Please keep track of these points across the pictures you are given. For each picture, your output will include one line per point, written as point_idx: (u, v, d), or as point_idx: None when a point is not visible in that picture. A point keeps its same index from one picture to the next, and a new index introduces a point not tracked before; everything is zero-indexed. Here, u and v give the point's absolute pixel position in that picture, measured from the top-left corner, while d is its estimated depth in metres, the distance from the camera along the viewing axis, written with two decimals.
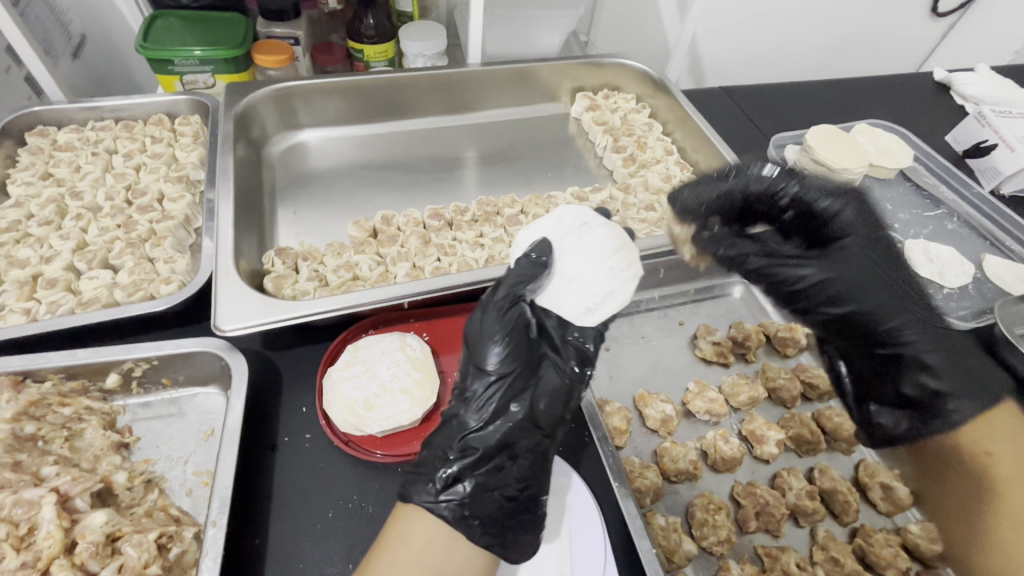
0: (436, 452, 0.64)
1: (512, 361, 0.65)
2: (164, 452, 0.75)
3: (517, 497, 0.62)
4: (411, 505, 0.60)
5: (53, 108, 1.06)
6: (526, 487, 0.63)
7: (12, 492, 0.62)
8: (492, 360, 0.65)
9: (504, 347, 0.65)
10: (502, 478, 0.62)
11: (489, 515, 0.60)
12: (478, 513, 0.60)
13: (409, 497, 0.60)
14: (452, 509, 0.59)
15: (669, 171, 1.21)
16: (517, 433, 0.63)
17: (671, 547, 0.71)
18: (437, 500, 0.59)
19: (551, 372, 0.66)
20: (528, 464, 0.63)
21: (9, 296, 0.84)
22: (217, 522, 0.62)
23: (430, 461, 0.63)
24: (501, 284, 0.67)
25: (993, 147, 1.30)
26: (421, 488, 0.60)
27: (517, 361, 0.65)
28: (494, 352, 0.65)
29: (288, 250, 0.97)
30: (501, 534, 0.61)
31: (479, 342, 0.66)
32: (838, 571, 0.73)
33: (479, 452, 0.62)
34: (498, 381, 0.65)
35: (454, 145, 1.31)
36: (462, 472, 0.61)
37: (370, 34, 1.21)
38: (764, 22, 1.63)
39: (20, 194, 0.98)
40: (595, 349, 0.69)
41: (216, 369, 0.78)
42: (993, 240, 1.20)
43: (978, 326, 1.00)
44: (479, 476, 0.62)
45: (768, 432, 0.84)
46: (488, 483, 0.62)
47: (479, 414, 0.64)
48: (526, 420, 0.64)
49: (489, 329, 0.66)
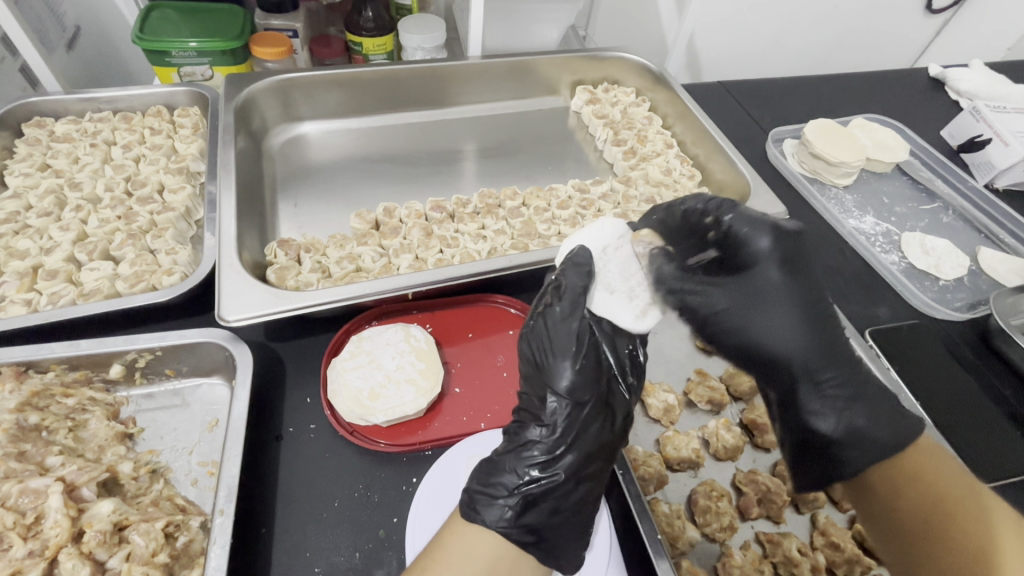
0: (508, 476, 0.62)
1: (586, 383, 0.64)
2: (169, 442, 0.75)
3: (580, 521, 0.62)
4: (472, 522, 0.59)
5: (49, 98, 1.05)
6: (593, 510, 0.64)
7: (18, 481, 0.62)
8: (564, 381, 0.64)
9: (579, 370, 0.64)
10: (570, 503, 0.62)
11: (558, 535, 0.61)
12: (542, 535, 0.60)
13: (477, 519, 0.59)
14: (524, 532, 0.59)
15: (669, 164, 1.22)
16: (593, 458, 0.63)
17: (675, 533, 0.73)
18: (512, 524, 0.59)
19: (618, 393, 0.67)
20: (594, 487, 0.63)
21: (9, 288, 0.84)
22: (225, 511, 0.62)
23: (501, 484, 0.61)
24: (567, 301, 0.67)
25: (987, 141, 1.31)
26: (495, 512, 0.59)
27: (590, 385, 0.64)
28: (566, 372, 0.64)
29: (290, 242, 0.96)
30: (562, 554, 0.62)
31: (552, 361, 0.65)
32: (839, 556, 0.75)
33: (556, 478, 0.61)
34: (574, 405, 0.64)
35: (454, 138, 1.31)
36: (537, 498, 0.61)
37: (369, 26, 1.21)
38: (761, 19, 1.64)
39: (17, 185, 0.97)
40: (644, 356, 0.71)
41: (221, 359, 0.78)
42: (988, 233, 1.22)
43: (973, 317, 1.01)
44: (553, 501, 0.61)
45: (769, 422, 0.85)
46: (561, 507, 0.62)
47: (556, 439, 0.63)
48: (597, 445, 0.63)
49: (562, 348, 0.65)
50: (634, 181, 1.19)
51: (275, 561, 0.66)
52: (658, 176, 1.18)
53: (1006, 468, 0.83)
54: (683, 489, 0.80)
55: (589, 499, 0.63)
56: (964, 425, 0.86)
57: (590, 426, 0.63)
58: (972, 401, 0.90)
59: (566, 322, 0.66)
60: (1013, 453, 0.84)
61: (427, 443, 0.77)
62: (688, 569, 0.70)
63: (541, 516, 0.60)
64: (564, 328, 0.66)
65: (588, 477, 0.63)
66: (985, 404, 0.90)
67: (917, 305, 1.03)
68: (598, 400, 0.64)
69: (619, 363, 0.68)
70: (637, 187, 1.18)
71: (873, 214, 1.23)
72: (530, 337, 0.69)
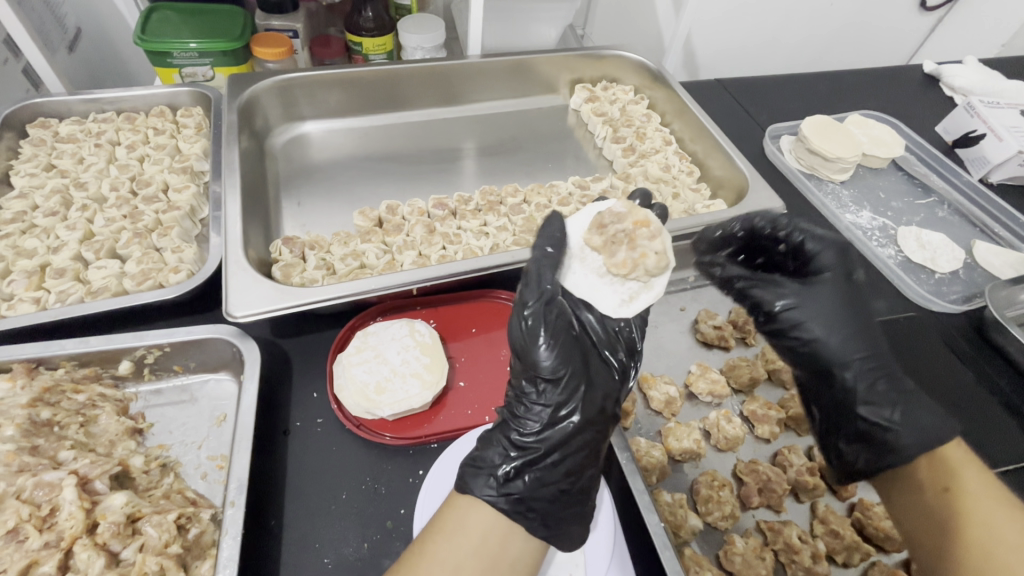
0: (493, 448, 0.64)
1: (564, 362, 0.63)
2: (178, 437, 0.76)
3: (570, 489, 0.63)
4: (469, 497, 0.60)
5: (53, 100, 1.05)
6: (579, 482, 0.64)
7: (32, 475, 0.63)
8: (544, 363, 0.63)
9: (552, 348, 0.63)
10: (557, 473, 0.63)
11: (548, 507, 0.62)
12: (536, 505, 0.61)
13: (468, 491, 0.61)
14: (511, 501, 0.60)
15: (668, 161, 1.23)
16: (574, 431, 0.63)
17: (677, 522, 0.74)
18: (498, 493, 0.60)
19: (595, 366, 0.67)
20: (580, 458, 0.64)
21: (17, 286, 0.85)
22: (236, 502, 0.63)
23: (489, 457, 0.63)
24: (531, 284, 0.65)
25: (981, 137, 1.32)
26: (481, 481, 0.61)
27: (566, 363, 0.64)
28: (543, 352, 0.63)
29: (295, 239, 0.98)
30: (554, 525, 0.62)
31: (526, 342, 0.64)
32: (838, 543, 0.76)
33: (537, 450, 0.63)
34: (552, 382, 0.64)
35: (454, 137, 1.32)
36: (521, 468, 0.62)
37: (370, 26, 1.22)
38: (758, 17, 1.65)
39: (23, 185, 0.98)
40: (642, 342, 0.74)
41: (228, 355, 0.79)
42: (982, 227, 1.24)
43: (968, 309, 1.03)
44: (537, 472, 0.62)
45: (768, 412, 0.86)
46: (546, 479, 0.62)
47: (538, 415, 0.64)
48: (581, 419, 0.64)
49: (536, 330, 0.64)
50: (633, 178, 1.21)
51: (286, 552, 0.67)
52: (657, 172, 1.20)
53: (1003, 456, 0.84)
54: (685, 479, 0.81)
55: (577, 470, 0.64)
56: (961, 417, 0.88)
57: (571, 396, 0.64)
58: (967, 393, 0.91)
59: (532, 302, 0.64)
60: (1009, 442, 0.86)
61: (432, 436, 0.78)
62: (690, 557, 0.71)
63: (529, 486, 0.61)
64: (530, 310, 0.64)
65: (573, 448, 0.64)
66: (981, 394, 0.91)
67: (913, 297, 1.04)
68: (578, 377, 0.64)
69: (605, 339, 0.71)
70: (637, 183, 1.20)
71: (869, 209, 1.24)
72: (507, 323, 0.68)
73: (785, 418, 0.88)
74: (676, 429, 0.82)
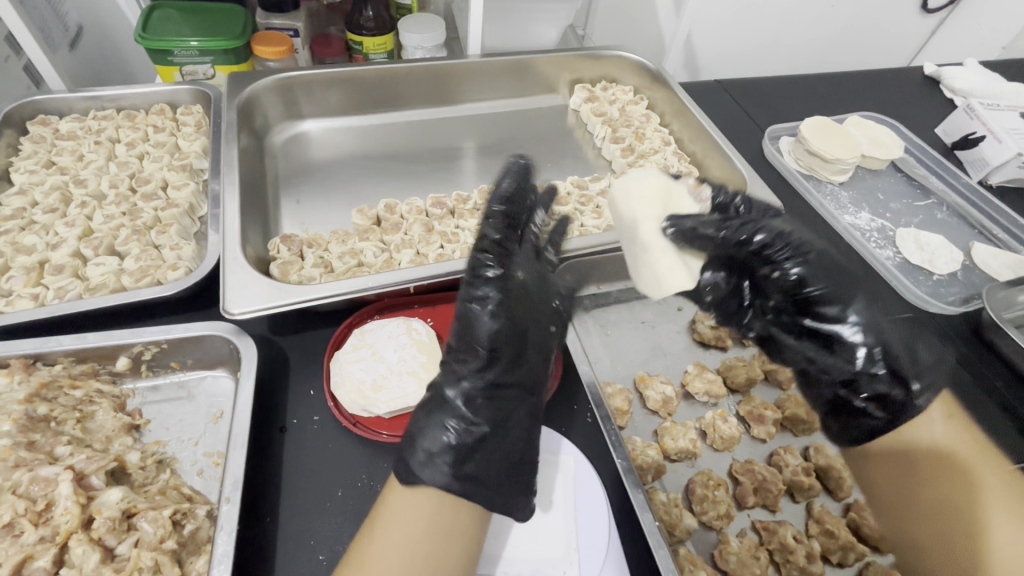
0: (436, 426, 0.64)
1: (501, 339, 0.68)
2: (175, 433, 0.76)
3: (518, 460, 0.65)
4: (411, 482, 0.61)
5: (54, 97, 1.06)
6: (523, 458, 0.66)
7: (29, 470, 0.63)
8: (484, 336, 0.69)
9: (496, 313, 0.69)
10: (501, 450, 0.65)
11: (493, 478, 0.63)
12: (473, 471, 0.63)
13: (416, 480, 0.61)
14: (456, 477, 0.61)
15: (667, 161, 1.23)
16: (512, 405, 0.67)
17: (672, 521, 0.74)
18: (445, 473, 0.61)
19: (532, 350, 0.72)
20: (522, 435, 0.67)
21: (16, 282, 0.85)
22: (231, 498, 0.63)
23: (430, 439, 0.63)
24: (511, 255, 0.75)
25: (980, 139, 1.32)
26: (433, 470, 0.61)
27: (509, 329, 0.69)
28: (487, 323, 0.69)
29: (293, 237, 0.98)
30: (499, 505, 0.63)
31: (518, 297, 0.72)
32: (834, 543, 0.76)
33: (478, 425, 0.65)
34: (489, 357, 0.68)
35: (452, 136, 1.32)
36: (463, 444, 0.63)
37: (370, 26, 1.22)
38: (759, 17, 1.65)
39: (23, 181, 0.98)
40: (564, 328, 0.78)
41: (225, 352, 0.79)
42: (981, 229, 1.23)
43: (966, 311, 1.03)
44: (481, 448, 0.64)
45: (765, 412, 0.86)
46: (491, 452, 0.64)
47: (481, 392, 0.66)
48: (521, 392, 0.68)
49: (489, 305, 0.70)
50: None
51: (280, 549, 0.68)
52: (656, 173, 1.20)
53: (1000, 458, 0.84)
54: (681, 478, 0.81)
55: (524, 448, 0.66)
56: None
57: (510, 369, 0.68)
58: (964, 395, 0.91)
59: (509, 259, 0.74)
60: (1006, 445, 0.85)
61: None
62: (685, 556, 0.71)
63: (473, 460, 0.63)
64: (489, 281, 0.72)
65: (513, 423, 0.67)
66: (978, 397, 0.91)
67: (911, 299, 1.04)
68: (511, 354, 0.69)
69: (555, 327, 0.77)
70: None
71: (868, 210, 1.24)
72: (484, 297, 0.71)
73: (781, 419, 0.88)
74: (671, 428, 0.83)
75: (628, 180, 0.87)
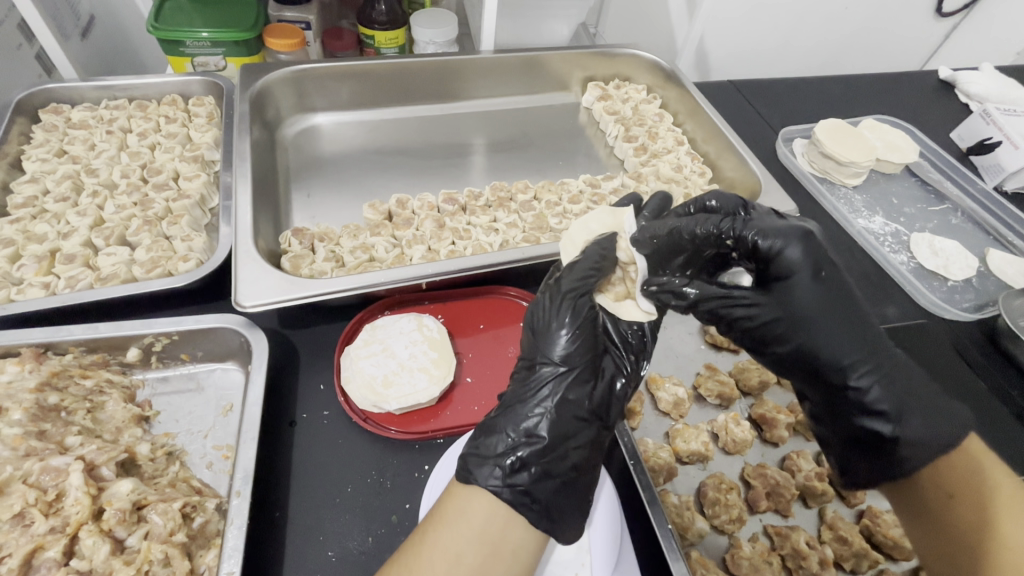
0: (500, 436, 0.62)
1: (579, 352, 0.65)
2: (184, 426, 0.76)
3: (573, 484, 0.62)
4: (472, 487, 0.59)
5: (66, 86, 1.05)
6: (583, 475, 0.63)
7: (39, 459, 0.63)
8: (559, 349, 0.65)
9: (573, 337, 0.65)
10: (563, 466, 0.62)
11: (551, 499, 0.60)
12: (540, 497, 0.59)
13: (472, 481, 0.59)
14: (516, 494, 0.58)
15: (680, 161, 1.22)
16: (578, 423, 0.63)
17: (684, 524, 0.74)
18: (503, 483, 0.58)
19: (606, 362, 0.68)
20: (584, 452, 0.63)
21: (28, 271, 0.85)
22: (241, 492, 0.62)
23: (493, 446, 0.61)
24: (570, 275, 0.68)
25: (997, 144, 1.31)
26: (487, 471, 0.59)
27: (584, 355, 0.65)
28: (562, 341, 0.65)
29: (304, 231, 0.98)
30: (555, 517, 0.60)
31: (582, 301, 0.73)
32: (846, 549, 0.75)
33: (545, 441, 0.61)
34: (565, 371, 0.64)
35: (463, 133, 1.32)
36: (529, 458, 0.60)
37: (382, 20, 1.21)
38: (772, 19, 1.64)
39: (34, 170, 0.98)
40: (650, 342, 0.72)
41: (237, 345, 0.79)
42: (996, 235, 1.22)
43: (981, 317, 1.02)
44: (544, 463, 0.61)
45: (778, 416, 0.85)
46: (551, 470, 0.61)
47: (545, 407, 0.63)
48: (590, 410, 0.64)
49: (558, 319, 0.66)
50: (644, 177, 1.20)
51: (290, 544, 0.67)
52: (669, 172, 1.19)
53: (1015, 467, 0.83)
54: (692, 481, 0.81)
55: (582, 466, 0.63)
56: (972, 424, 0.87)
57: (581, 389, 0.64)
58: (977, 402, 0.90)
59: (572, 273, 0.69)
60: (1021, 454, 0.84)
61: (439, 431, 0.78)
62: (696, 559, 0.71)
63: (535, 478, 0.60)
64: (564, 300, 0.66)
65: (579, 441, 0.63)
66: (992, 404, 0.91)
67: (925, 305, 1.03)
68: (590, 369, 0.65)
69: (620, 340, 0.70)
70: (648, 183, 1.19)
71: (881, 214, 1.23)
72: (532, 307, 0.70)
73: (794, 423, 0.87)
74: (682, 431, 0.82)
75: (588, 219, 0.79)
